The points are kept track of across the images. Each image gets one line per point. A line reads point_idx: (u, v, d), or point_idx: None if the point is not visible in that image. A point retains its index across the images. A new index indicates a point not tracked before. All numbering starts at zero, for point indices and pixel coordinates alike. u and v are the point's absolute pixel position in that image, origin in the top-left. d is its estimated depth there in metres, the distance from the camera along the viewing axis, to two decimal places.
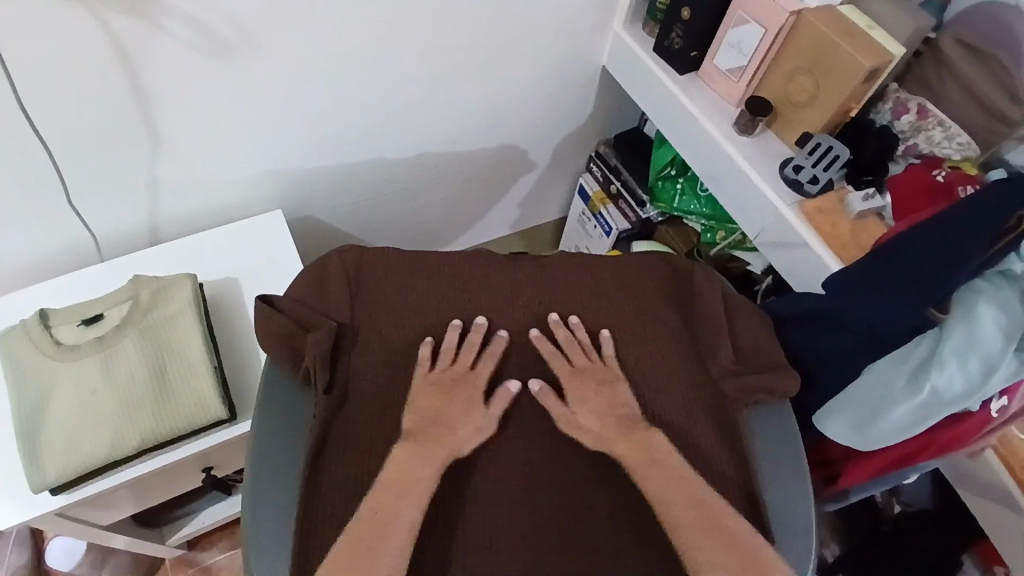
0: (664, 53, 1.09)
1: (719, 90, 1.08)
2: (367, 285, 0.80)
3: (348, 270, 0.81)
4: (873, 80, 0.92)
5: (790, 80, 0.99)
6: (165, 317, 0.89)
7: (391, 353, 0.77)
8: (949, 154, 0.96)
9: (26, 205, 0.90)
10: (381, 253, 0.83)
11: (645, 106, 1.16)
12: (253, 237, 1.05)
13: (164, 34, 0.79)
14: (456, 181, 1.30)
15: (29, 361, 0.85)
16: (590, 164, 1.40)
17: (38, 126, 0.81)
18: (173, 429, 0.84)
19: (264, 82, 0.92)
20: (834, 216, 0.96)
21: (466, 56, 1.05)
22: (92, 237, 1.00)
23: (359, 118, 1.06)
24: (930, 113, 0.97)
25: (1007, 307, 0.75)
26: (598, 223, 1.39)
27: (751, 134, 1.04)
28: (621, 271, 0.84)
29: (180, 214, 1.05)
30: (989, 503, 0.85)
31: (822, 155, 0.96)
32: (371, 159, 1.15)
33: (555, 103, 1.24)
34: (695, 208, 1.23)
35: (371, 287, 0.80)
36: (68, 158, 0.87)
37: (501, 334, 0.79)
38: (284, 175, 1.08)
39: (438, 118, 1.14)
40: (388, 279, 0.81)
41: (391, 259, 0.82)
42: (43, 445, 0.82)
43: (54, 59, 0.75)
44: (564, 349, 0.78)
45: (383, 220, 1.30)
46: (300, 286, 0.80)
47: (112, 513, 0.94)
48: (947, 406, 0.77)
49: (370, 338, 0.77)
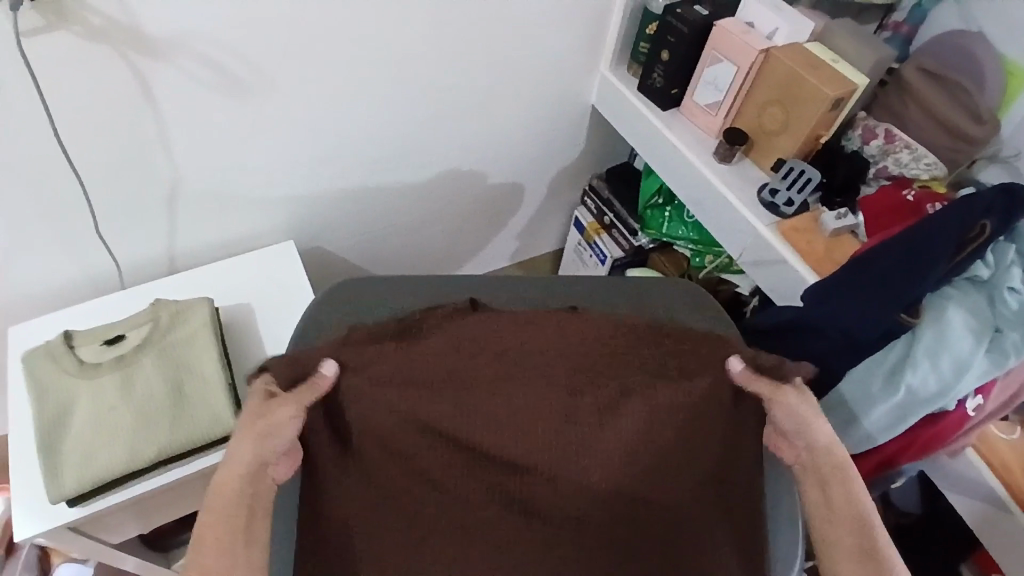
0: (648, 91, 1.18)
1: (699, 123, 1.17)
2: (372, 357, 0.75)
3: (360, 342, 0.76)
4: (838, 108, 1.00)
5: (763, 111, 1.07)
6: (181, 336, 0.95)
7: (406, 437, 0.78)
8: (918, 174, 1.02)
9: (55, 234, 0.97)
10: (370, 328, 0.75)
11: (631, 140, 1.24)
12: (266, 264, 1.12)
13: (188, 75, 0.88)
14: (457, 214, 1.38)
15: (52, 377, 0.91)
16: (584, 198, 1.48)
17: (70, 157, 0.89)
18: (187, 441, 0.88)
19: (278, 119, 1.00)
20: (810, 233, 1.02)
21: (464, 96, 1.14)
22: (115, 266, 1.07)
23: (367, 155, 1.14)
24: (896, 137, 1.04)
25: (974, 310, 0.79)
26: (594, 253, 1.47)
27: (730, 162, 1.11)
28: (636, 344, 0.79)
29: (197, 244, 1.12)
30: (974, 499, 0.89)
31: (796, 179, 1.03)
32: (377, 192, 1.22)
33: (548, 140, 1.33)
34: (683, 233, 1.31)
35: (378, 355, 0.75)
36: (96, 189, 0.95)
37: (501, 418, 0.78)
38: (297, 208, 1.16)
39: (439, 154, 1.22)
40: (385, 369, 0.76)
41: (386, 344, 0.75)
42: (61, 459, 0.86)
43: (90, 97, 0.84)
44: (565, 429, 0.78)
45: (389, 251, 1.37)
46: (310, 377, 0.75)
47: (121, 532, 0.96)
48: (924, 405, 0.81)
49: (380, 412, 0.76)
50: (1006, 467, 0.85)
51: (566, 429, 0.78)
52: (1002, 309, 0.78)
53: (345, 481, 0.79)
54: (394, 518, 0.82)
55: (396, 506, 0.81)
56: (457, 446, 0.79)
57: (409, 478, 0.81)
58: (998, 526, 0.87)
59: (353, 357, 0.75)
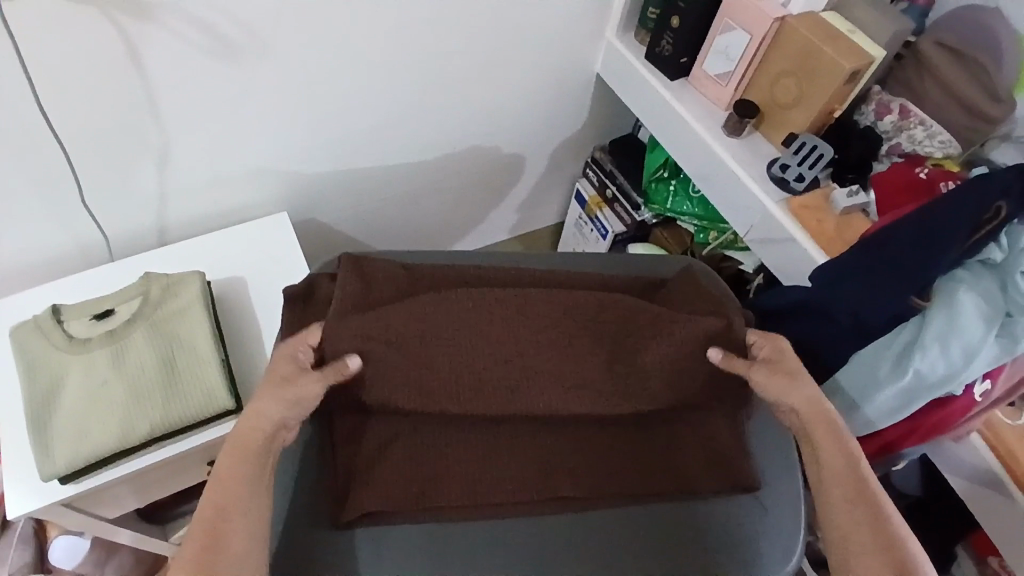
0: (655, 59, 1.14)
1: (708, 93, 1.13)
2: (365, 287, 0.83)
3: (351, 272, 0.83)
4: (854, 82, 0.96)
5: (776, 83, 1.04)
6: (174, 311, 0.93)
7: (389, 371, 0.77)
8: (932, 152, 1.00)
9: (41, 202, 0.93)
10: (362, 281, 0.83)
11: (638, 111, 1.20)
12: (259, 236, 1.08)
13: (177, 36, 0.83)
14: (457, 185, 1.35)
15: (41, 355, 0.89)
16: (586, 170, 1.45)
17: (56, 126, 0.85)
18: (181, 419, 0.87)
19: (272, 87, 0.96)
20: (820, 212, 0.99)
21: (464, 63, 1.09)
22: (103, 238, 1.04)
23: (363, 122, 1.10)
24: (911, 113, 1.01)
25: (985, 295, 0.76)
26: (595, 227, 1.44)
27: (739, 136, 1.08)
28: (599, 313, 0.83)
29: (189, 214, 1.09)
30: (977, 483, 0.89)
31: (808, 154, 1.00)
32: (372, 160, 1.18)
33: (551, 109, 1.29)
34: (688, 209, 1.29)
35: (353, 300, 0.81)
36: (81, 157, 0.91)
37: (460, 358, 0.78)
38: (293, 179, 1.13)
39: (438, 122, 1.18)
40: (364, 297, 0.82)
41: (366, 289, 0.82)
42: (52, 437, 0.85)
43: (72, 59, 0.79)
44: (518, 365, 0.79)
45: (386, 224, 1.34)
46: (349, 286, 0.82)
47: (118, 507, 0.96)
48: (932, 389, 0.80)
49: (376, 360, 0.77)
50: (1009, 451, 0.85)
51: (523, 356, 0.79)
52: (1015, 294, 0.74)
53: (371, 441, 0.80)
54: (410, 438, 0.81)
55: (437, 464, 0.80)
56: (442, 372, 0.78)
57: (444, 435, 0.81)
58: (999, 512, 0.87)
59: (360, 340, 0.77)
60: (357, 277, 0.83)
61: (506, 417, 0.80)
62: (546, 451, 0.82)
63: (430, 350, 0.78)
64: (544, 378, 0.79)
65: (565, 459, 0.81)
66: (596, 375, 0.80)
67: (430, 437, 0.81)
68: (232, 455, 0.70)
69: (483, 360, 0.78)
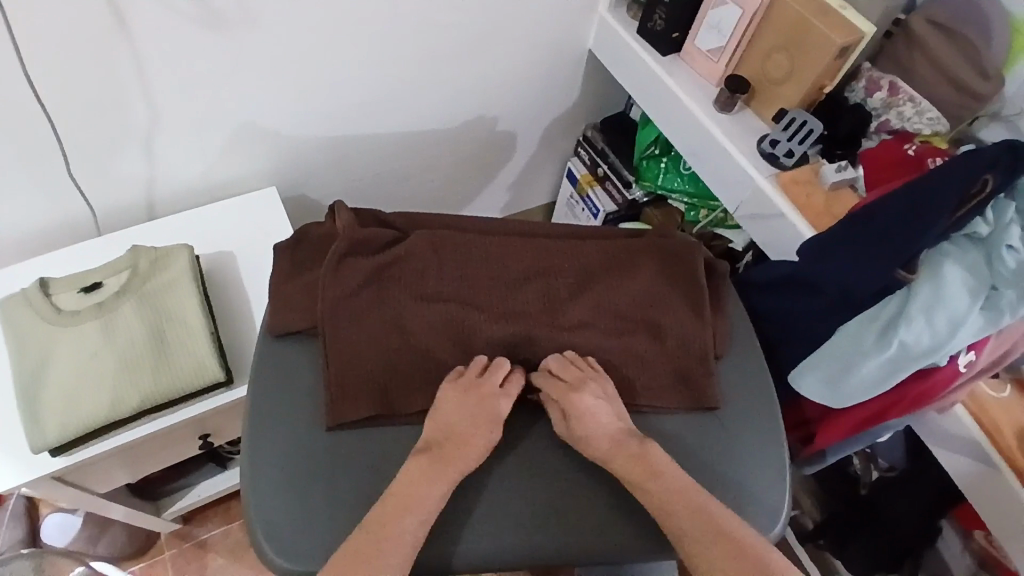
0: (647, 34, 1.14)
1: (700, 69, 1.12)
2: (366, 222, 0.88)
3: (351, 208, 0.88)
4: (845, 57, 0.97)
5: (768, 58, 1.04)
6: (163, 284, 0.92)
7: (380, 286, 0.82)
8: (920, 129, 1.00)
9: (27, 175, 0.92)
10: (365, 217, 0.89)
11: (631, 87, 1.20)
12: (249, 210, 1.08)
13: (164, 7, 0.82)
14: (448, 162, 1.34)
15: (30, 327, 0.88)
16: (578, 148, 1.45)
17: (43, 97, 0.84)
18: (171, 390, 0.87)
19: (261, 60, 0.95)
20: (810, 186, 1.00)
21: (455, 37, 1.09)
22: (90, 212, 1.03)
23: (352, 98, 1.10)
24: (901, 90, 1.01)
25: (971, 269, 0.76)
26: (587, 206, 1.45)
27: (730, 111, 1.08)
28: (576, 249, 0.88)
29: (176, 189, 1.08)
30: (961, 457, 0.91)
31: (797, 129, 1.01)
32: (361, 135, 1.18)
33: (543, 86, 1.28)
34: (679, 185, 1.30)
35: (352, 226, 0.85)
36: (69, 129, 0.90)
37: (448, 277, 0.84)
38: (284, 152, 1.12)
39: (428, 99, 1.17)
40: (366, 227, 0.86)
41: (369, 221, 0.89)
42: (41, 409, 0.84)
43: (59, 26, 0.78)
44: (499, 285, 0.84)
45: (376, 200, 1.34)
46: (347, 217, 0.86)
47: (109, 480, 0.96)
48: (915, 360, 0.79)
49: (370, 278, 0.82)
50: (992, 423, 0.87)
51: (508, 277, 0.85)
52: (1000, 267, 0.74)
53: (346, 362, 0.79)
54: (387, 353, 0.80)
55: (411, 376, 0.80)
56: (428, 288, 0.83)
57: (420, 349, 0.81)
58: (984, 485, 0.89)
59: (355, 260, 0.83)
60: (356, 213, 0.88)
61: (484, 333, 0.82)
62: (521, 367, 0.81)
63: (421, 270, 0.83)
64: (522, 295, 0.84)
65: (536, 375, 0.81)
66: (573, 297, 0.85)
67: (408, 353, 0.81)
68: (262, 400, 0.80)
69: (470, 279, 0.84)
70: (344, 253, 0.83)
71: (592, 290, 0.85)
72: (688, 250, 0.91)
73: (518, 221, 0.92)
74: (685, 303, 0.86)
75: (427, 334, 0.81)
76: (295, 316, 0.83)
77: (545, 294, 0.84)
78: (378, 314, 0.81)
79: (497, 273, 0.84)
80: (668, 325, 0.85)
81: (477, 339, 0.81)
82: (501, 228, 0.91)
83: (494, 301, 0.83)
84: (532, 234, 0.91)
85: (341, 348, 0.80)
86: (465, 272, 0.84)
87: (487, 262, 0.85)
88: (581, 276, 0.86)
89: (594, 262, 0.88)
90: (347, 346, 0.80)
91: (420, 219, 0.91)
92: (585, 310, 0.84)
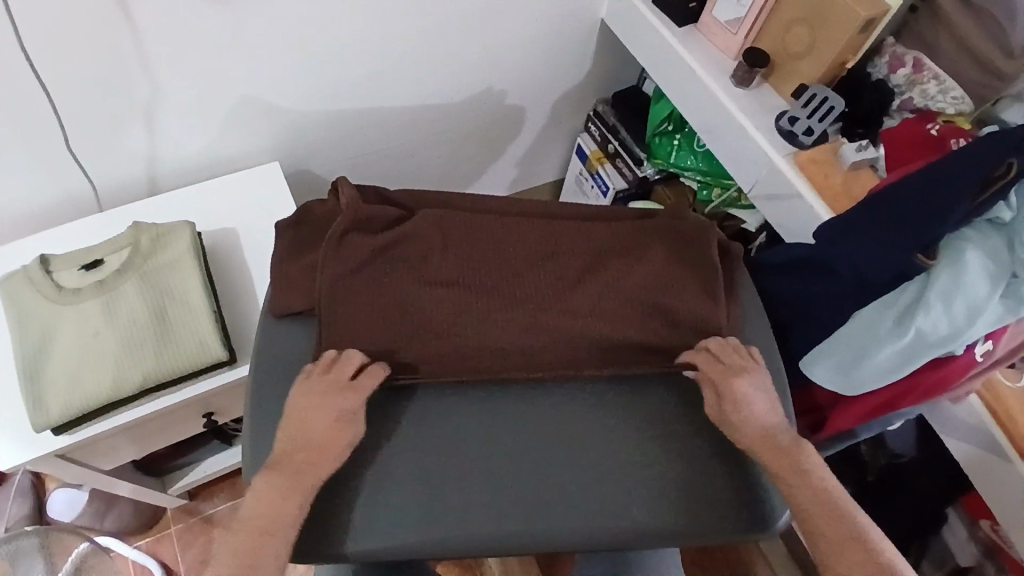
0: (663, 5, 1.10)
1: (717, 42, 1.08)
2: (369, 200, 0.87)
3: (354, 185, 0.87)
4: (869, 31, 0.92)
5: (788, 31, 0.99)
6: (165, 262, 0.91)
7: (381, 265, 0.81)
8: (943, 108, 0.95)
9: (26, 150, 0.90)
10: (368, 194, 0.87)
11: (644, 61, 1.16)
12: (252, 186, 1.06)
13: None
14: (454, 138, 1.31)
15: (31, 305, 0.87)
16: (588, 124, 1.42)
17: (40, 72, 0.82)
18: (173, 370, 0.86)
19: (262, 33, 0.92)
20: (828, 166, 0.96)
21: (463, 8, 1.05)
22: (91, 188, 1.01)
23: (356, 72, 1.07)
24: (925, 66, 0.98)
25: (991, 254, 0.74)
26: (596, 183, 1.42)
27: (748, 87, 1.04)
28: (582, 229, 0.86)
29: (178, 164, 1.06)
30: (975, 447, 0.89)
31: (818, 107, 0.97)
32: (366, 109, 1.15)
33: (554, 59, 1.24)
34: (692, 163, 1.26)
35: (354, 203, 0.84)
36: (68, 105, 0.88)
37: (451, 256, 0.82)
38: (286, 127, 1.10)
39: (435, 72, 1.14)
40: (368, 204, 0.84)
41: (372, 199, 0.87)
42: (44, 388, 0.84)
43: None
44: (503, 265, 0.82)
45: (380, 174, 1.31)
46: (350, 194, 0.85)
47: (114, 457, 0.96)
48: (932, 348, 0.77)
49: (371, 257, 0.80)
50: (1008, 413, 0.85)
51: (512, 257, 0.83)
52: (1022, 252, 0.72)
53: (347, 343, 0.78)
54: (386, 333, 0.79)
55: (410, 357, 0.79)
56: (429, 267, 0.81)
57: (420, 329, 0.79)
58: (997, 475, 0.87)
59: (355, 237, 0.81)
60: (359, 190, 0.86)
61: (486, 314, 0.80)
62: (523, 349, 0.79)
63: (424, 249, 0.82)
64: (526, 276, 0.82)
65: (538, 358, 0.79)
66: (578, 279, 0.83)
67: (408, 333, 0.79)
68: (264, 382, 0.79)
69: (474, 259, 0.82)
70: (345, 230, 0.81)
71: (597, 271, 0.83)
72: (699, 232, 0.88)
73: (525, 199, 0.90)
74: (694, 286, 0.84)
75: (428, 314, 0.79)
76: (296, 296, 0.82)
77: (550, 275, 0.82)
78: (379, 294, 0.80)
79: (501, 253, 0.83)
80: (676, 308, 0.83)
81: (479, 320, 0.80)
82: (506, 207, 0.89)
83: (497, 281, 0.81)
84: (539, 213, 0.89)
85: (340, 327, 0.78)
86: (468, 251, 0.82)
87: (492, 241, 0.83)
88: (588, 258, 0.84)
89: (602, 242, 0.86)
90: (346, 324, 0.78)
91: (424, 197, 0.89)
92: (591, 292, 0.82)
